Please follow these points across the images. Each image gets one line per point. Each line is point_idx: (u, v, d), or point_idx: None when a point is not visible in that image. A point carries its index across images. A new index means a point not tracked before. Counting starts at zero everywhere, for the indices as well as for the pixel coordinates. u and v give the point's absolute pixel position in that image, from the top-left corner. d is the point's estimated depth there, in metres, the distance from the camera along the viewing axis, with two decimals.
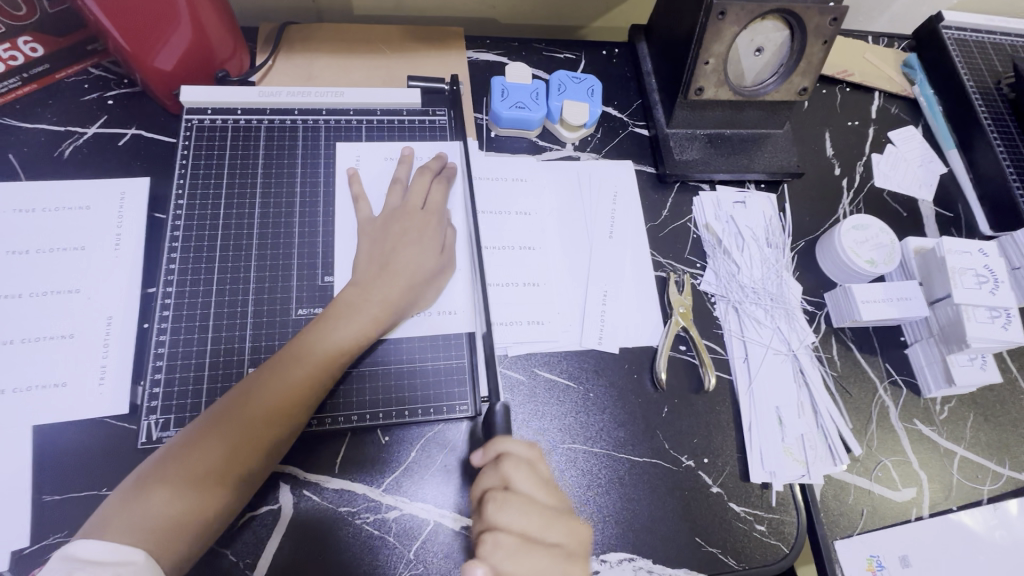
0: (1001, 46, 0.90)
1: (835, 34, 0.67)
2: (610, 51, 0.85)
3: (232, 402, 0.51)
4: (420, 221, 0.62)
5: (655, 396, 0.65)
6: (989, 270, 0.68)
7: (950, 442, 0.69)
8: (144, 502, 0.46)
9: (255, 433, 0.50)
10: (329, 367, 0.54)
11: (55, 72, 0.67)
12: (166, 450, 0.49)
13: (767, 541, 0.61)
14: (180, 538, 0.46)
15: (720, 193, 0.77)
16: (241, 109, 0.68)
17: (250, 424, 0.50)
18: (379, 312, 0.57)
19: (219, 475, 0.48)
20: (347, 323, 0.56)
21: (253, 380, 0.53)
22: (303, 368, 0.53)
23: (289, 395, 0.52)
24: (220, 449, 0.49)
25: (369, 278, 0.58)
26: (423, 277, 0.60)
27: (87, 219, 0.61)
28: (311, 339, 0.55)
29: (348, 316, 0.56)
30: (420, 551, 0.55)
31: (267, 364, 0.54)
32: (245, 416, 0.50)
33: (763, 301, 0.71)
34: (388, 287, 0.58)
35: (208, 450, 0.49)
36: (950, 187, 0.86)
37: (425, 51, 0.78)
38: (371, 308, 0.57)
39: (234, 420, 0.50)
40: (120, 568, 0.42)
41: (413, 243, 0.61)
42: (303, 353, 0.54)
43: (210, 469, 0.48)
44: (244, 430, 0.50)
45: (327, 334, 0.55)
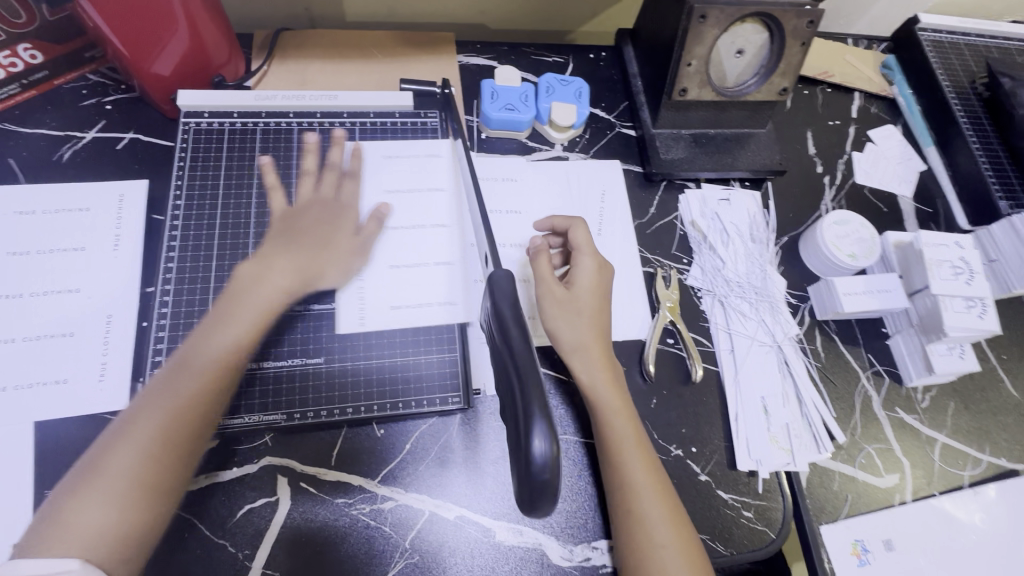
0: (976, 47, 0.93)
1: (812, 36, 0.70)
2: (597, 55, 0.87)
3: (133, 412, 0.52)
4: (409, 223, 0.65)
5: (644, 388, 0.67)
6: (965, 262, 0.71)
7: (931, 430, 0.71)
8: (67, 515, 0.47)
9: (158, 434, 0.51)
10: (224, 364, 0.55)
11: (53, 78, 0.69)
12: (78, 466, 0.51)
13: (755, 527, 0.62)
14: (114, 545, 0.47)
15: (705, 191, 0.79)
16: (237, 112, 0.69)
17: (150, 427, 0.51)
18: (264, 306, 0.59)
19: (135, 480, 0.49)
20: (230, 323, 0.57)
21: (152, 388, 0.53)
22: (195, 367, 0.54)
23: (190, 395, 0.53)
24: (130, 454, 0.50)
25: (357, 264, 0.61)
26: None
27: (86, 221, 0.62)
28: (197, 341, 0.56)
29: (227, 316, 0.57)
30: (416, 540, 0.56)
31: (162, 371, 0.55)
32: (145, 421, 0.51)
33: (748, 295, 0.73)
34: (283, 277, 0.60)
35: (110, 460, 0.49)
36: (929, 184, 0.88)
37: (417, 55, 0.80)
38: (256, 304, 0.59)
39: (135, 426, 0.51)
40: (66, 574, 0.44)
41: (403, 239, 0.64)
42: (192, 354, 0.55)
43: (125, 475, 0.49)
44: (148, 434, 0.51)
45: (209, 334, 0.56)
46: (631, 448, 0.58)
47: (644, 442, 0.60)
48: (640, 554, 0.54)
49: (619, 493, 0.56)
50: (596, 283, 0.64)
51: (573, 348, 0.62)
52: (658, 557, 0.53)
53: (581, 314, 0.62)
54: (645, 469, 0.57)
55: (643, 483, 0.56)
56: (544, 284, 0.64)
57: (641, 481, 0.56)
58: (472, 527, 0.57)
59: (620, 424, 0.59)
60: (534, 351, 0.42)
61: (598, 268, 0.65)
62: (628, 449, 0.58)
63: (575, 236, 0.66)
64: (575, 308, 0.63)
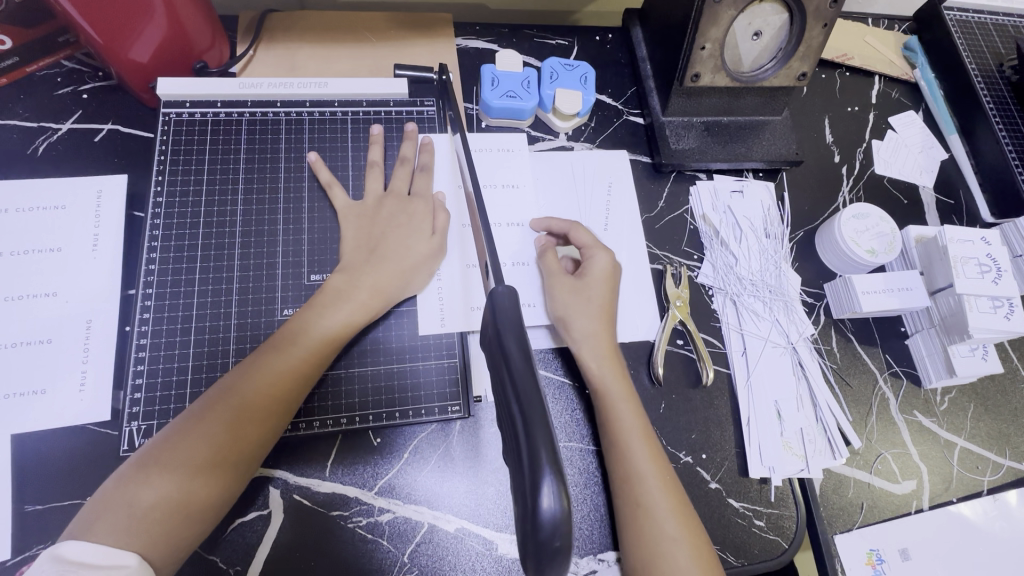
0: (1004, 27, 0.88)
1: (835, 16, 0.65)
2: (603, 37, 0.82)
3: (212, 395, 0.50)
4: (406, 208, 0.62)
5: (652, 392, 0.64)
6: (992, 259, 0.67)
7: (950, 434, 0.68)
8: (126, 496, 0.45)
9: (234, 424, 0.49)
10: (317, 357, 0.53)
11: (25, 65, 0.65)
12: (145, 448, 0.48)
13: (767, 536, 0.60)
14: (167, 540, 0.45)
15: (717, 182, 0.75)
16: (221, 101, 0.65)
17: (228, 414, 0.49)
18: (369, 298, 0.57)
19: (210, 470, 0.47)
20: (331, 313, 0.55)
21: (234, 374, 0.51)
22: (291, 356, 0.52)
23: (271, 386, 0.50)
24: (203, 441, 0.47)
25: (355, 262, 0.58)
26: (422, 258, 0.60)
27: (63, 220, 0.59)
28: (300, 327, 0.54)
29: (334, 304, 0.55)
30: (415, 553, 0.54)
31: (254, 355, 0.52)
32: (220, 408, 0.49)
33: (762, 293, 0.69)
34: (379, 274, 0.58)
35: (193, 446, 0.47)
36: (951, 173, 0.84)
37: (412, 39, 0.75)
38: (360, 296, 0.56)
39: (210, 410, 0.49)
40: (115, 570, 0.42)
41: (408, 225, 0.61)
42: (290, 342, 0.53)
43: (197, 463, 0.47)
44: (217, 423, 0.48)
45: (314, 321, 0.54)
46: (637, 438, 0.56)
47: (649, 432, 0.57)
48: (649, 545, 0.52)
49: (623, 481, 0.55)
50: (609, 275, 0.63)
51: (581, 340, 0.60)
52: (667, 550, 0.51)
53: (588, 307, 0.61)
54: (653, 461, 0.55)
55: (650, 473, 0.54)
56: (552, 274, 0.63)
57: (647, 472, 0.54)
58: (473, 540, 0.55)
59: (627, 414, 0.57)
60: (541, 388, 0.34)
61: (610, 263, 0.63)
62: (632, 439, 0.56)
63: (580, 236, 0.65)
64: (582, 299, 0.61)
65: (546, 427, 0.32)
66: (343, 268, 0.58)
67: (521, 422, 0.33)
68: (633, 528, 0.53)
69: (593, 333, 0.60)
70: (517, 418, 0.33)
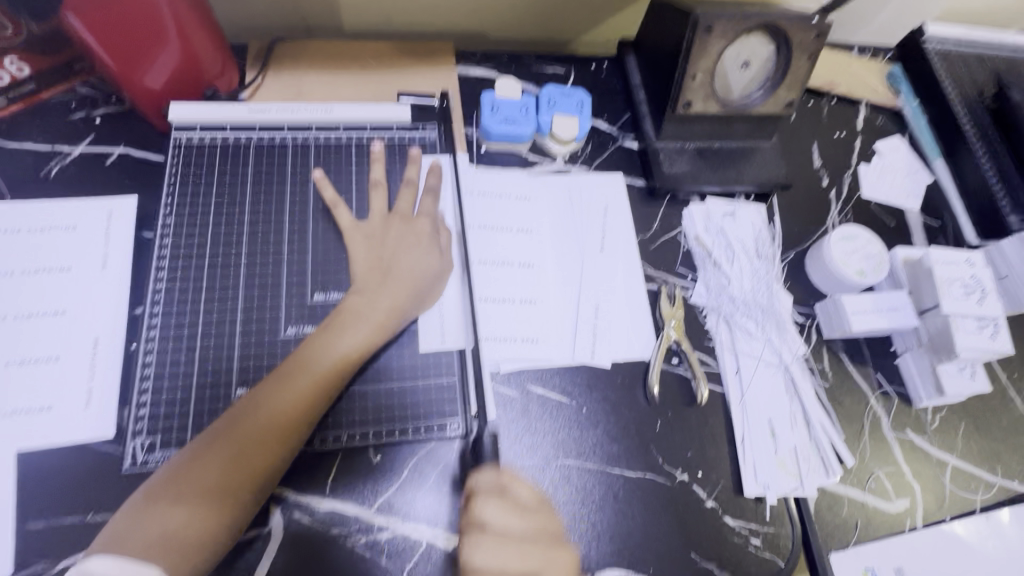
0: (983, 57, 0.92)
1: (819, 48, 0.69)
2: (599, 65, 0.86)
3: (238, 413, 0.52)
4: (415, 230, 0.65)
5: (648, 410, 0.65)
6: (976, 280, 0.69)
7: (942, 452, 0.69)
8: (158, 514, 0.47)
9: (259, 442, 0.51)
10: (335, 376, 0.55)
11: (40, 91, 0.67)
12: (170, 466, 0.50)
13: (762, 555, 0.61)
14: (192, 558, 0.47)
15: (709, 205, 0.77)
16: (230, 126, 0.68)
17: (253, 433, 0.51)
18: (385, 317, 0.59)
19: (229, 489, 0.49)
20: (349, 334, 0.57)
21: (257, 393, 0.53)
22: (310, 378, 0.54)
23: (291, 407, 0.52)
24: (227, 462, 0.49)
25: (370, 283, 0.60)
26: (427, 278, 0.62)
27: (74, 239, 0.60)
28: (319, 350, 0.55)
29: (351, 326, 0.57)
30: (414, 572, 0.54)
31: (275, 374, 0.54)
32: (242, 428, 0.51)
33: (754, 313, 0.71)
34: (393, 295, 0.60)
35: (216, 464, 0.49)
36: (936, 197, 0.87)
37: (415, 66, 0.79)
38: (375, 315, 0.58)
39: (235, 429, 0.51)
40: None
41: (413, 247, 0.63)
42: (309, 363, 0.54)
43: (223, 484, 0.49)
44: (239, 443, 0.50)
45: (335, 340, 0.56)
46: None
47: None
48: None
49: None
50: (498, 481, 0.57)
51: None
52: None
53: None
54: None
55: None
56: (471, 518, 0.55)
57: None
58: None
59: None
60: None
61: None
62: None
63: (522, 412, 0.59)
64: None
65: None
66: (360, 288, 0.60)
67: None
68: None
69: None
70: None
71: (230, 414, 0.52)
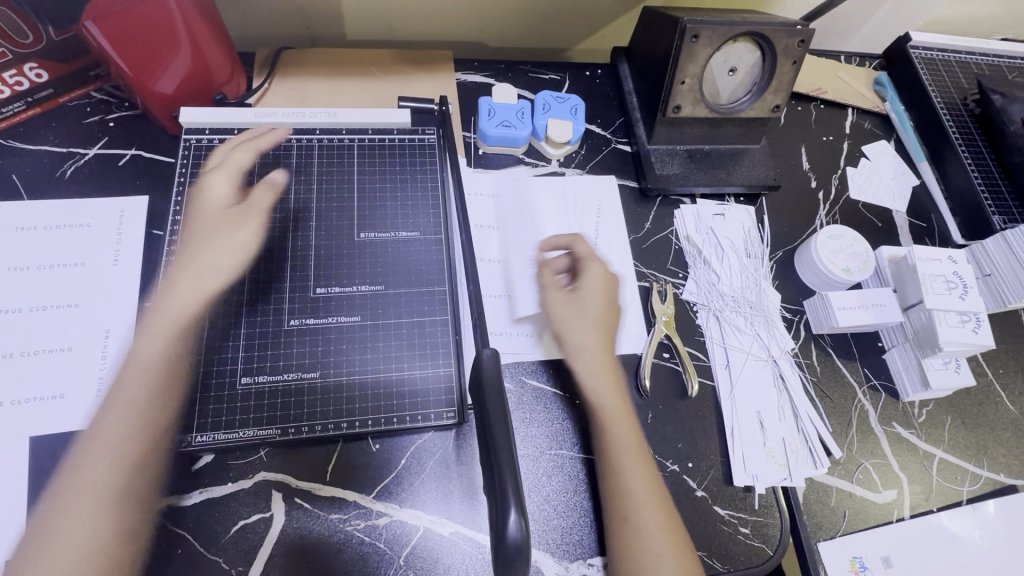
0: (966, 64, 0.95)
1: (803, 54, 0.71)
2: (593, 72, 0.89)
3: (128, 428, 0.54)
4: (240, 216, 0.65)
5: (640, 402, 0.67)
6: (958, 276, 0.71)
7: (929, 445, 0.71)
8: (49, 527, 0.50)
9: (126, 451, 0.53)
10: (143, 373, 0.56)
11: (57, 97, 0.70)
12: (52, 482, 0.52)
13: (752, 543, 0.62)
14: (96, 559, 0.49)
15: (700, 206, 0.79)
16: (237, 129, 0.70)
17: (111, 446, 0.53)
18: (182, 312, 0.59)
19: (109, 496, 0.51)
20: (148, 335, 0.58)
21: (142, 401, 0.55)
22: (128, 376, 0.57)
23: (115, 412, 0.55)
24: (105, 468, 0.52)
25: (178, 276, 0.61)
26: (232, 260, 0.62)
27: (88, 236, 0.63)
28: (138, 349, 0.58)
29: (141, 328, 0.59)
30: (411, 556, 0.56)
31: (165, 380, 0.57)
32: (105, 441, 0.53)
33: (743, 309, 0.73)
34: (193, 285, 0.60)
35: (92, 473, 0.52)
36: (922, 198, 0.89)
37: (415, 73, 0.82)
38: (174, 309, 0.59)
39: (99, 448, 0.53)
40: None
41: (223, 233, 0.63)
42: (132, 360, 0.57)
43: (104, 493, 0.51)
44: (108, 451, 0.53)
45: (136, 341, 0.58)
46: (630, 455, 0.59)
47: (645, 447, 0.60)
48: (636, 557, 0.53)
49: (615, 494, 0.57)
50: (598, 286, 0.68)
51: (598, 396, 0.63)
52: (638, 512, 0.55)
53: (586, 320, 0.66)
54: (645, 476, 0.58)
55: (642, 489, 0.57)
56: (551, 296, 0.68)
57: (638, 488, 0.56)
58: (466, 543, 0.57)
59: (623, 431, 0.60)
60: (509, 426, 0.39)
61: (603, 278, 0.69)
62: (626, 454, 0.59)
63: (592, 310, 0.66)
64: (580, 313, 0.66)
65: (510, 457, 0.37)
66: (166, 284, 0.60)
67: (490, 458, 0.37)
68: (618, 494, 0.57)
69: (592, 347, 0.65)
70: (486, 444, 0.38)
71: (116, 430, 0.54)
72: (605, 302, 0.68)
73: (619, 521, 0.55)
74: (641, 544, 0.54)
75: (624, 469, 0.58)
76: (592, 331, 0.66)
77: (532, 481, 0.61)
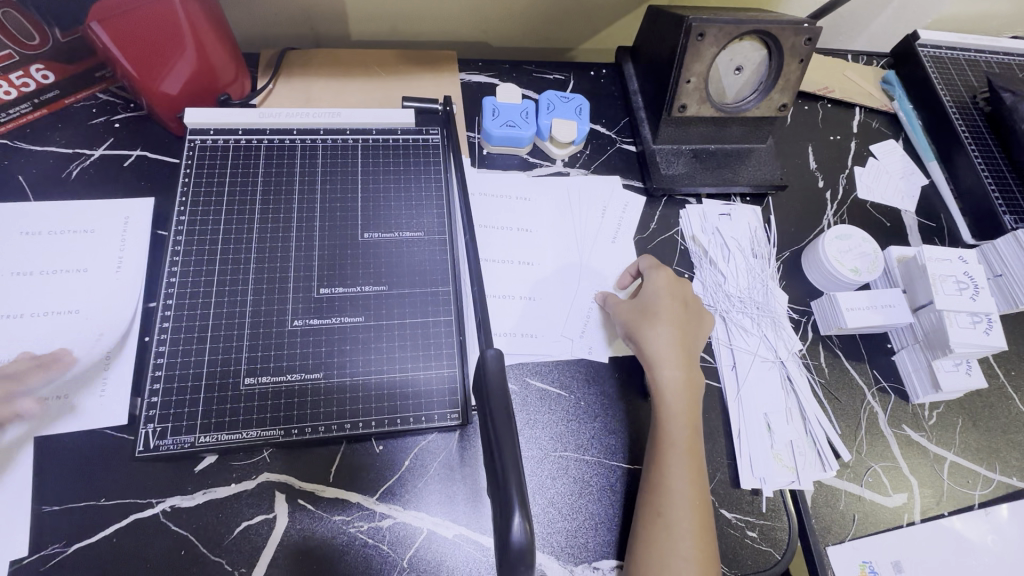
0: (976, 62, 0.93)
1: (810, 53, 0.71)
2: (597, 72, 0.88)
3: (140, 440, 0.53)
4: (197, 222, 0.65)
5: (646, 404, 0.66)
6: (969, 277, 0.70)
7: (940, 448, 0.70)
8: None
9: None
10: None
11: (64, 98, 0.70)
12: None
13: (760, 547, 0.61)
14: None
15: (706, 206, 0.79)
16: (242, 129, 0.71)
17: None
18: None
19: None
20: None
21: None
22: None
23: None
24: None
25: None
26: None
27: (93, 239, 0.63)
28: None
29: None
30: (415, 559, 0.55)
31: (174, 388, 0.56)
32: None
33: (750, 310, 0.72)
34: None
35: None
36: (931, 198, 0.88)
37: (419, 73, 0.82)
38: None
39: None
40: None
41: None
42: None
43: None
44: None
45: None
46: (680, 454, 0.58)
47: (697, 449, 0.59)
48: (660, 555, 0.53)
49: (655, 493, 0.56)
50: (664, 286, 0.66)
51: (666, 389, 0.61)
52: (673, 512, 0.55)
53: (661, 317, 0.64)
54: (690, 478, 0.57)
55: (683, 491, 0.56)
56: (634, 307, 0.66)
57: (680, 489, 0.56)
58: (470, 546, 0.57)
59: (679, 429, 0.59)
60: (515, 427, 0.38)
61: (670, 277, 0.67)
62: (676, 455, 0.58)
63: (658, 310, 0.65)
64: (656, 311, 0.64)
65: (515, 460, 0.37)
66: None
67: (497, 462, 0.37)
68: (655, 494, 0.56)
69: (668, 343, 0.63)
70: (493, 454, 0.37)
71: None
72: (678, 303, 0.66)
73: (647, 521, 0.55)
74: (667, 545, 0.53)
75: (672, 468, 0.57)
76: (669, 329, 0.63)
77: (537, 483, 0.60)
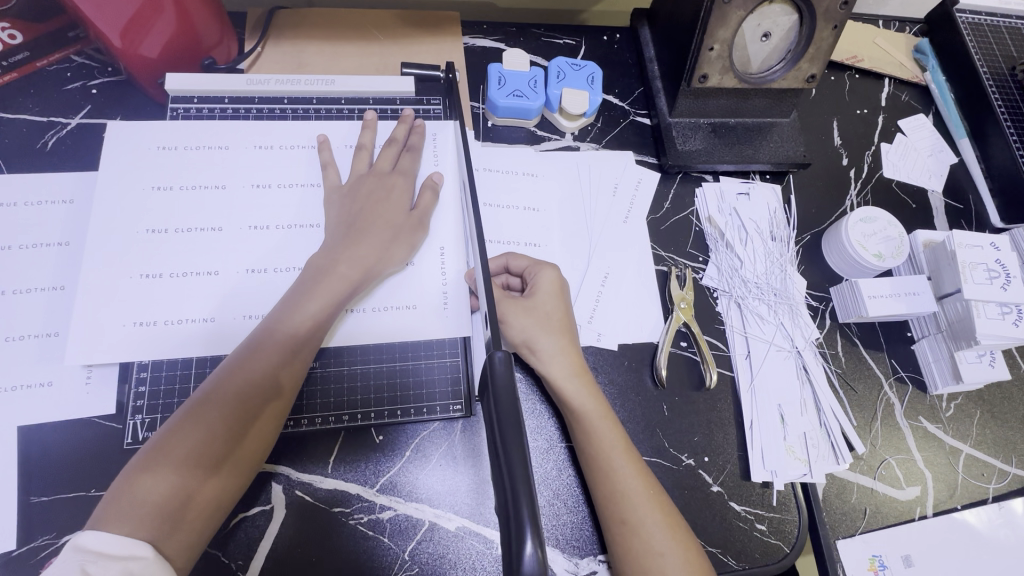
0: (1017, 30, 0.87)
1: (845, 18, 0.65)
2: (610, 37, 0.82)
3: (195, 403, 0.49)
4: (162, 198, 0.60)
5: (655, 393, 0.64)
6: (1000, 265, 0.66)
7: (956, 440, 0.67)
8: None
9: None
10: None
11: (35, 60, 0.65)
12: None
13: (768, 540, 0.60)
14: None
15: (723, 184, 0.75)
16: (229, 97, 0.66)
17: None
18: None
19: None
20: None
21: (214, 377, 0.50)
22: None
23: None
24: None
25: None
26: None
27: (70, 213, 0.59)
28: None
29: None
30: (416, 551, 0.54)
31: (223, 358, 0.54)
32: None
33: (766, 296, 0.69)
34: None
35: None
36: (961, 178, 0.83)
37: (419, 37, 0.76)
38: None
39: None
40: (131, 563, 0.41)
41: None
42: None
43: None
44: None
45: None
46: (619, 454, 0.55)
47: (631, 446, 0.57)
48: (638, 560, 0.51)
49: (609, 501, 0.53)
50: (556, 286, 0.61)
51: (576, 401, 0.57)
52: (637, 514, 0.52)
53: (547, 325, 0.60)
54: (637, 475, 0.54)
55: (638, 492, 0.53)
56: (503, 300, 0.60)
57: (635, 489, 0.53)
58: (474, 539, 0.55)
59: (610, 431, 0.56)
60: (525, 436, 0.35)
61: (557, 276, 0.62)
62: (615, 455, 0.55)
63: (549, 303, 0.60)
64: (539, 318, 0.59)
65: (525, 472, 0.33)
66: None
67: (505, 475, 0.33)
68: (616, 500, 0.53)
69: (561, 349, 0.59)
70: (500, 465, 0.34)
71: None
72: (565, 304, 0.61)
73: (615, 523, 0.52)
74: (640, 547, 0.51)
75: (615, 471, 0.54)
76: (559, 335, 0.59)
77: (542, 475, 0.58)
